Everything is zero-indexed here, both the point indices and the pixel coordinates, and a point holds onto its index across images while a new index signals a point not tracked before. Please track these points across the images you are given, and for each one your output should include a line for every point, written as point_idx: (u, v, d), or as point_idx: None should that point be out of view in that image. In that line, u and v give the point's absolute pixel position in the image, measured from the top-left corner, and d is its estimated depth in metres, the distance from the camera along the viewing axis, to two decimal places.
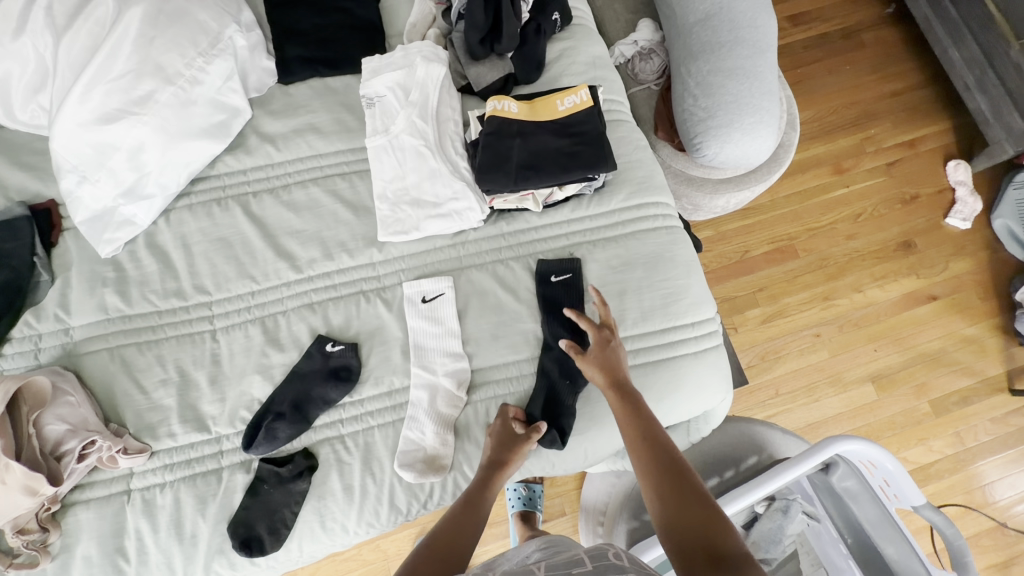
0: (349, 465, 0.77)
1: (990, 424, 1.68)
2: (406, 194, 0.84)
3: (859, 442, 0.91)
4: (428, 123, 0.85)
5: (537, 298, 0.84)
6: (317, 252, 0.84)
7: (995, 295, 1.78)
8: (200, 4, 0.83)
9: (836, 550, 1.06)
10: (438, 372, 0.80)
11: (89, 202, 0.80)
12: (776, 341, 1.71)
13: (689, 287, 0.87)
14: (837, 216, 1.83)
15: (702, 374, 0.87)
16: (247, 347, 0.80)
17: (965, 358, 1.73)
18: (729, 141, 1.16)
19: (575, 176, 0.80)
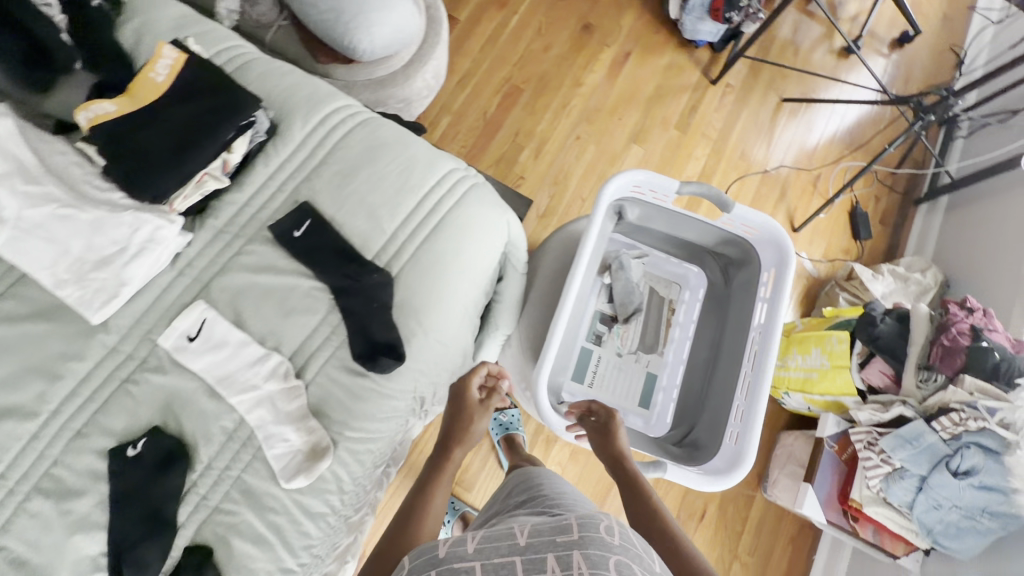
0: (243, 522, 0.71)
1: (717, 114, 2.08)
2: (84, 263, 0.73)
3: (616, 181, 1.08)
4: (45, 183, 0.73)
5: (295, 258, 0.81)
6: (42, 383, 0.71)
7: (662, 24, 2.13)
8: None
9: (667, 262, 1.31)
10: (257, 383, 0.75)
11: None
12: (554, 165, 1.89)
13: (411, 157, 0.91)
14: (526, 40, 2.00)
15: (474, 215, 0.93)
16: (42, 523, 0.67)
17: (675, 82, 2.09)
18: (373, 23, 1.16)
19: (226, 128, 0.76)
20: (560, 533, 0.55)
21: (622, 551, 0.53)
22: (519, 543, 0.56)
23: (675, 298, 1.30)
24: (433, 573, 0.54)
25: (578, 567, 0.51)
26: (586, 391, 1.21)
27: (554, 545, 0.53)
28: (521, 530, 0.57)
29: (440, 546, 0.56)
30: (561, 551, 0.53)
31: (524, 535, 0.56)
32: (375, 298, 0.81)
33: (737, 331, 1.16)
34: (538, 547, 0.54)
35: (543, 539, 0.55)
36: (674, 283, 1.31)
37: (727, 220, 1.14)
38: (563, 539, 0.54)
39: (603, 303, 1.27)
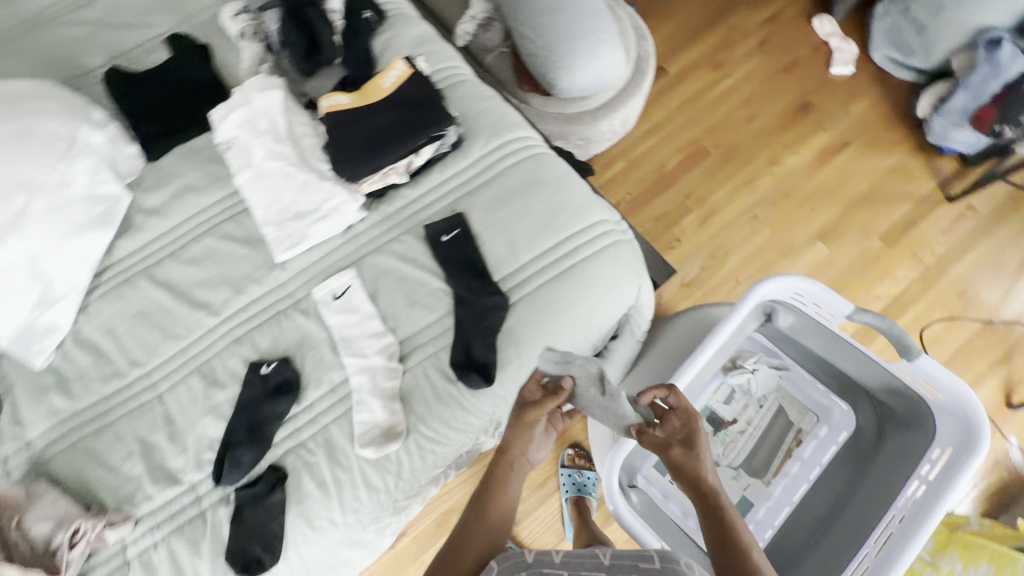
0: (315, 464, 0.82)
1: (942, 236, 1.73)
2: (286, 212, 0.91)
3: (773, 281, 0.99)
4: (285, 145, 0.92)
5: (436, 259, 0.90)
6: (228, 292, 0.90)
7: (900, 120, 1.85)
8: (48, 118, 0.90)
9: (814, 390, 1.13)
10: (369, 354, 0.86)
11: (9, 324, 0.86)
12: (716, 238, 1.77)
13: (566, 199, 0.94)
14: (731, 106, 1.91)
15: (607, 270, 0.92)
16: (193, 397, 0.86)
17: (896, 187, 1.79)
18: (579, 69, 1.25)
19: (419, 137, 0.86)
20: (641, 561, 0.66)
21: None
22: (601, 563, 0.68)
23: (805, 430, 1.12)
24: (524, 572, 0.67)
25: None
26: (663, 484, 1.09)
27: (638, 569, 0.65)
28: (603, 554, 0.70)
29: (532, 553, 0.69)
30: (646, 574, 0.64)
31: (606, 557, 0.69)
32: (485, 318, 0.86)
33: (871, 505, 0.96)
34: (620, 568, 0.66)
35: (624, 563, 0.67)
36: (812, 413, 1.13)
37: (905, 367, 0.95)
38: (641, 566, 0.66)
39: (717, 402, 1.15)
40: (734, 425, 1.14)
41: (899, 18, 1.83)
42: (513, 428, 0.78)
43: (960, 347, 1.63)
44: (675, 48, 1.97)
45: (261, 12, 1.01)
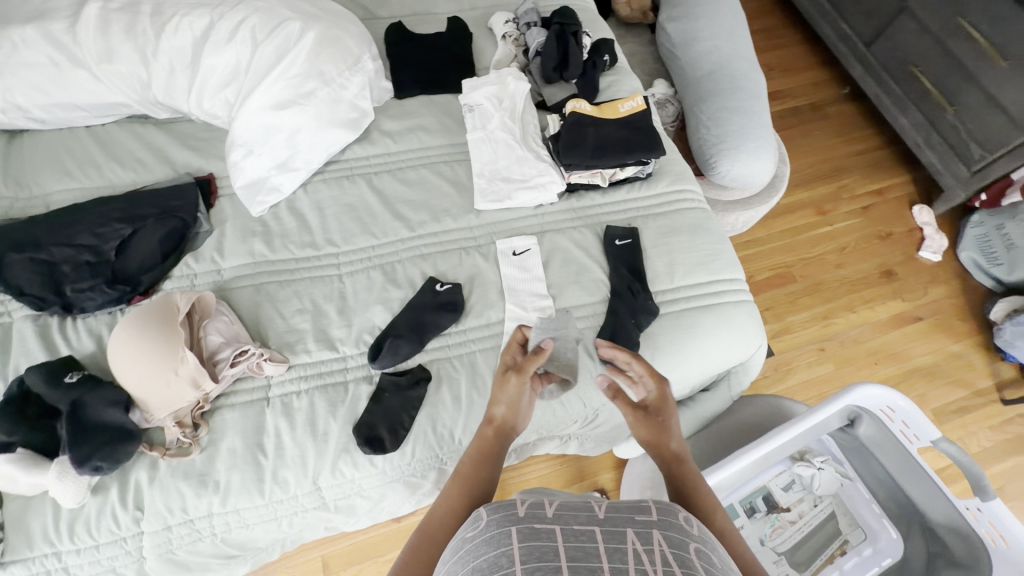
0: (457, 379, 0.90)
1: (989, 432, 1.82)
2: (498, 174, 1.07)
3: (875, 387, 1.08)
4: (516, 123, 1.10)
5: (606, 255, 1.04)
6: (426, 216, 1.04)
7: (972, 316, 2.02)
8: (348, 35, 1.10)
9: (869, 510, 1.18)
10: (529, 307, 0.97)
11: (250, 171, 1.01)
12: (783, 354, 1.89)
13: (722, 251, 1.09)
14: (825, 249, 2.10)
15: (740, 320, 1.04)
16: (369, 286, 0.97)
17: (957, 372, 1.92)
18: (739, 159, 1.45)
19: (635, 156, 1.04)
20: (637, 513, 0.60)
21: (700, 541, 0.60)
22: (596, 516, 0.60)
23: (851, 543, 1.16)
24: (515, 528, 0.57)
25: (660, 543, 0.57)
26: None
27: (635, 522, 0.59)
28: (597, 505, 0.62)
29: (522, 505, 0.59)
30: (642, 528, 0.58)
31: (601, 509, 0.61)
32: (635, 316, 0.97)
33: None
34: (617, 522, 0.59)
35: (620, 515, 0.60)
36: (860, 529, 1.18)
37: (974, 507, 1.03)
38: (640, 518, 0.60)
39: (776, 486, 1.22)
40: (787, 513, 1.20)
41: (991, 230, 2.01)
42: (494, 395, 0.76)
43: None
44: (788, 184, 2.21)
45: (525, 26, 1.24)
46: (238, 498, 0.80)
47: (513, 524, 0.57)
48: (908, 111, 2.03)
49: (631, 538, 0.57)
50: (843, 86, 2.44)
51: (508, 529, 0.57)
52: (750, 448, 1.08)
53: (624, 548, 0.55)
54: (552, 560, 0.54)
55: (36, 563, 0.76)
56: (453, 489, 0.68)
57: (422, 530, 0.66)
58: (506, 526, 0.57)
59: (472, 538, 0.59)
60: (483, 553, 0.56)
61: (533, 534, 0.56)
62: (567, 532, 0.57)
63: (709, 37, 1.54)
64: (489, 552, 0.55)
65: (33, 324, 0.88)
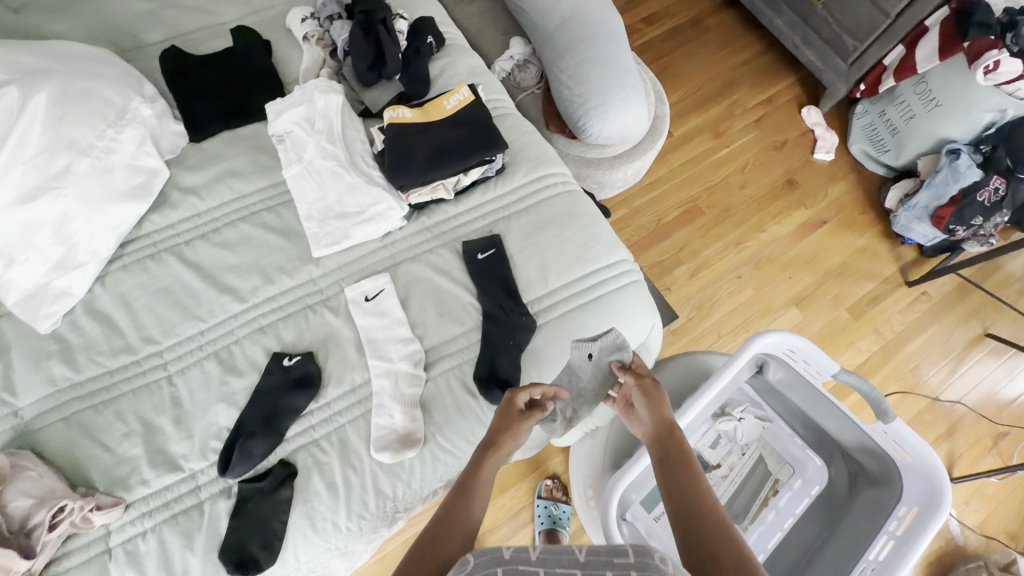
0: (327, 464, 0.80)
1: (901, 315, 1.91)
2: (330, 211, 0.93)
3: (772, 335, 1.06)
4: (337, 145, 0.95)
5: (469, 275, 0.93)
6: (258, 280, 0.90)
7: (872, 207, 2.06)
8: (103, 83, 0.90)
9: (793, 444, 1.21)
10: (394, 358, 0.87)
11: (21, 283, 0.83)
12: (705, 291, 1.89)
13: (598, 236, 1.01)
14: (727, 172, 2.07)
15: (627, 307, 0.98)
16: (206, 382, 0.84)
17: (865, 266, 1.98)
18: (609, 115, 1.34)
19: (475, 159, 0.92)
20: (616, 556, 0.54)
21: None
22: (577, 559, 0.54)
23: (782, 481, 1.20)
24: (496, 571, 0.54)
25: None
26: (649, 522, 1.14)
27: (613, 566, 0.53)
28: (580, 548, 0.56)
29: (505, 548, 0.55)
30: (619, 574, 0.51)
31: (582, 551, 0.55)
32: (513, 336, 0.89)
33: (844, 556, 1.03)
34: (596, 567, 0.53)
35: (599, 559, 0.54)
36: (788, 465, 1.21)
37: (880, 428, 1.05)
38: (619, 562, 0.53)
39: (704, 446, 1.22)
40: (718, 469, 1.21)
41: (875, 117, 2.01)
42: (507, 430, 0.73)
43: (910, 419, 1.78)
44: (681, 113, 2.14)
45: (327, 22, 1.06)
46: None
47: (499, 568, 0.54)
48: (780, 12, 1.97)
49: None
50: None
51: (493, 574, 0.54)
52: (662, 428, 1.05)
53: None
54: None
55: None
56: (449, 514, 0.63)
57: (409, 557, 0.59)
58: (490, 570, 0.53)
59: None
60: None
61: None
62: None
63: None
64: None
65: None
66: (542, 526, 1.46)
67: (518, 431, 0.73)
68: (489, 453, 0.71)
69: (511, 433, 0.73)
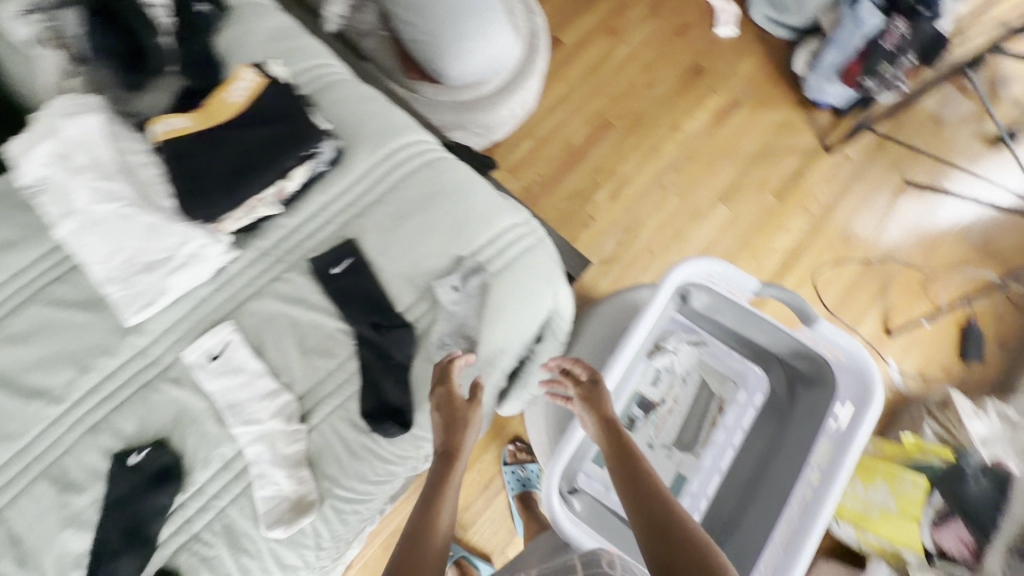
0: (217, 558, 0.70)
1: (826, 186, 1.87)
2: (131, 265, 0.74)
3: (687, 266, 0.98)
4: (116, 179, 0.74)
5: (329, 297, 0.79)
6: (71, 371, 0.74)
7: (783, 76, 1.94)
8: None
9: (732, 359, 1.19)
10: (263, 419, 0.74)
11: None
12: (629, 210, 1.78)
13: (471, 208, 0.87)
14: (630, 73, 1.89)
15: (521, 283, 0.86)
16: (42, 509, 0.69)
17: (785, 142, 1.90)
18: (468, 52, 1.14)
19: (290, 158, 0.75)
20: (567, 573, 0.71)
21: None
22: None
23: (727, 399, 1.18)
24: None
25: None
26: (605, 477, 1.12)
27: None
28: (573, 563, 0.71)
29: None
30: None
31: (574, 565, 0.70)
32: (394, 356, 0.78)
33: (791, 463, 1.03)
34: None
35: None
36: (731, 380, 1.19)
37: (808, 333, 1.02)
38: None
39: (645, 385, 1.18)
40: (663, 405, 1.18)
41: None
42: (456, 430, 0.73)
43: (846, 287, 1.79)
44: (568, 16, 1.91)
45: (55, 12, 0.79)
46: None
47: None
48: None
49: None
50: None
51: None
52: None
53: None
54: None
55: None
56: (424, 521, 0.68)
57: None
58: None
59: None
60: None
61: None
62: None
63: None
64: None
65: None
66: (514, 492, 1.44)
67: (468, 427, 0.73)
68: (450, 460, 0.73)
69: (463, 429, 0.74)
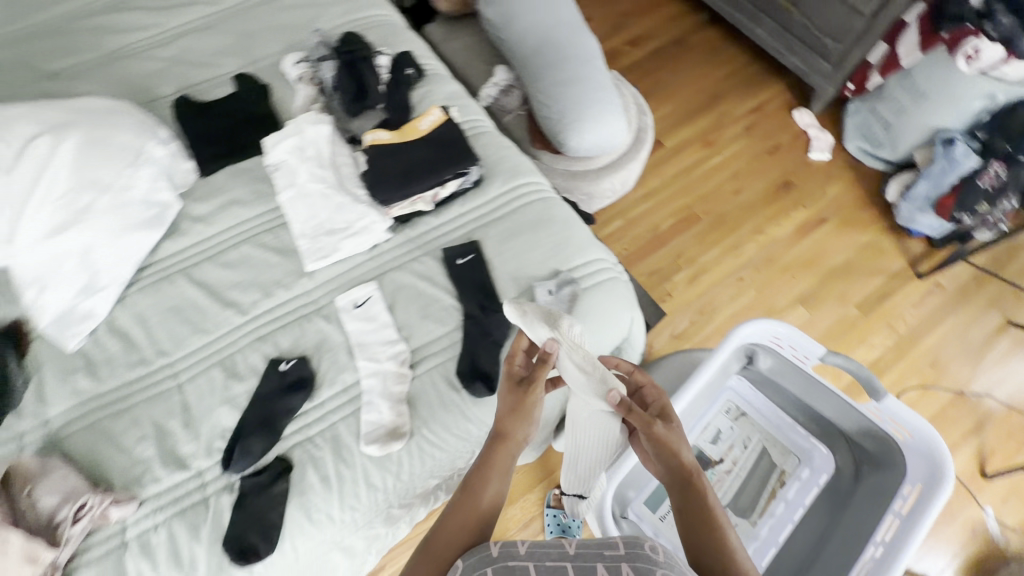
0: (321, 458, 0.86)
1: (914, 310, 1.86)
2: (320, 229, 1.01)
3: (754, 325, 1.08)
4: (327, 170, 1.04)
5: (451, 279, 0.99)
6: (258, 294, 0.98)
7: (874, 202, 2.05)
8: (121, 130, 1.02)
9: (797, 434, 1.19)
10: (382, 359, 0.93)
11: (53, 307, 0.94)
12: (704, 296, 1.88)
13: (571, 236, 1.06)
14: (720, 179, 2.09)
15: (603, 301, 1.01)
16: (212, 387, 0.92)
17: (871, 262, 1.95)
18: (584, 130, 1.42)
19: (448, 172, 0.99)
20: (608, 549, 0.64)
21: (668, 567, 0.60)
22: (567, 551, 0.65)
23: (789, 471, 1.17)
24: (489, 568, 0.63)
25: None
26: (654, 522, 1.14)
27: (604, 558, 0.63)
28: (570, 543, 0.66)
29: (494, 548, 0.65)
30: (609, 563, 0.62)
31: (572, 546, 0.65)
32: (490, 334, 0.95)
33: (850, 544, 0.99)
34: (585, 558, 0.63)
35: (590, 551, 0.64)
36: (794, 456, 1.18)
37: (875, 408, 1.02)
38: (608, 555, 0.63)
39: (705, 442, 1.21)
40: (721, 465, 1.19)
41: (868, 114, 2.02)
42: (512, 420, 0.73)
43: (934, 416, 1.70)
44: (671, 126, 2.19)
45: (317, 62, 1.17)
46: None
47: (488, 566, 0.63)
48: None
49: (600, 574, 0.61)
50: (700, 14, 2.42)
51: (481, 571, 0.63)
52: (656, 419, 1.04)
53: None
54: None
55: None
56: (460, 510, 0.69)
57: (424, 549, 0.68)
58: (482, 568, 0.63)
59: None
60: None
61: (506, 572, 0.62)
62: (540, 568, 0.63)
63: (527, 13, 1.49)
64: None
65: None
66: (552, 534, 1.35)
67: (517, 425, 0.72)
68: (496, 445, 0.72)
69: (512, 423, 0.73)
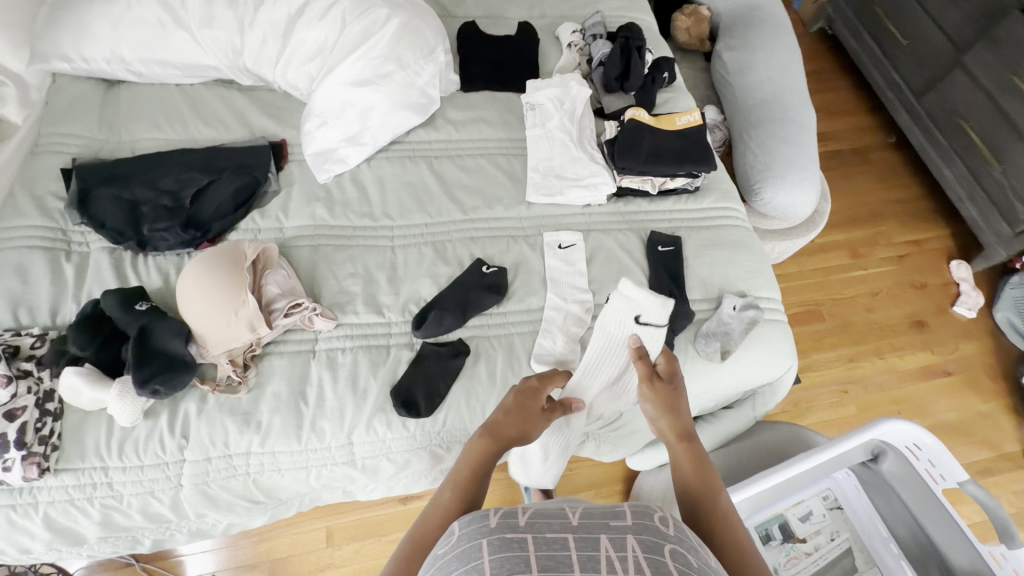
0: (493, 357, 0.94)
1: (1012, 497, 1.77)
2: (552, 171, 1.11)
3: (906, 425, 1.07)
4: (575, 125, 1.14)
5: (647, 259, 1.06)
6: (480, 202, 1.09)
7: (1003, 377, 1.98)
8: (428, 26, 1.15)
9: (888, 551, 1.15)
10: (569, 299, 1.00)
11: (322, 142, 1.07)
12: (805, 390, 1.85)
13: (764, 269, 1.09)
14: (856, 292, 2.07)
15: (776, 338, 1.05)
16: (420, 260, 1.01)
17: (982, 432, 1.87)
18: (782, 189, 1.45)
19: (688, 167, 1.06)
20: (614, 520, 0.59)
21: (676, 543, 0.57)
22: (569, 523, 0.58)
23: None
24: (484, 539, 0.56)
25: (633, 550, 0.55)
26: None
27: (610, 528, 0.58)
28: (573, 514, 0.60)
29: (495, 518, 0.58)
30: (614, 535, 0.57)
31: (576, 517, 0.60)
32: (671, 319, 0.99)
33: None
34: (592, 529, 0.57)
35: (594, 522, 0.58)
36: (877, 568, 1.15)
37: (999, 553, 1.02)
38: (613, 525, 0.58)
39: (793, 515, 1.20)
40: (803, 544, 1.17)
41: None
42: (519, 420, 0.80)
43: None
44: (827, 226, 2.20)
45: (591, 37, 1.28)
46: (277, 440, 0.84)
47: (484, 536, 0.57)
48: (953, 163, 1.97)
49: (604, 545, 0.55)
50: (888, 136, 2.44)
51: (479, 542, 0.57)
52: (808, 453, 1.05)
53: (597, 556, 0.53)
54: (521, 568, 0.52)
55: (85, 475, 0.79)
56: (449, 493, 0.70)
57: (413, 541, 0.66)
58: (478, 536, 0.57)
59: (444, 554, 0.58)
60: (452, 568, 0.55)
61: (504, 545, 0.55)
62: (539, 542, 0.55)
63: (765, 69, 1.57)
64: (459, 569, 0.55)
65: (107, 256, 0.94)
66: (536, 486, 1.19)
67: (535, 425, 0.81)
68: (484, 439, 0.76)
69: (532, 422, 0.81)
